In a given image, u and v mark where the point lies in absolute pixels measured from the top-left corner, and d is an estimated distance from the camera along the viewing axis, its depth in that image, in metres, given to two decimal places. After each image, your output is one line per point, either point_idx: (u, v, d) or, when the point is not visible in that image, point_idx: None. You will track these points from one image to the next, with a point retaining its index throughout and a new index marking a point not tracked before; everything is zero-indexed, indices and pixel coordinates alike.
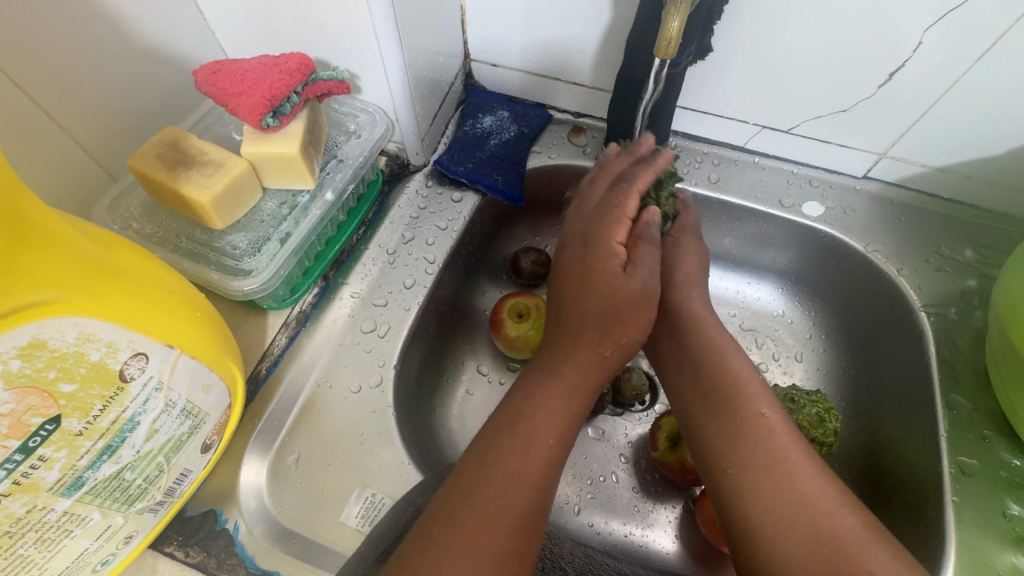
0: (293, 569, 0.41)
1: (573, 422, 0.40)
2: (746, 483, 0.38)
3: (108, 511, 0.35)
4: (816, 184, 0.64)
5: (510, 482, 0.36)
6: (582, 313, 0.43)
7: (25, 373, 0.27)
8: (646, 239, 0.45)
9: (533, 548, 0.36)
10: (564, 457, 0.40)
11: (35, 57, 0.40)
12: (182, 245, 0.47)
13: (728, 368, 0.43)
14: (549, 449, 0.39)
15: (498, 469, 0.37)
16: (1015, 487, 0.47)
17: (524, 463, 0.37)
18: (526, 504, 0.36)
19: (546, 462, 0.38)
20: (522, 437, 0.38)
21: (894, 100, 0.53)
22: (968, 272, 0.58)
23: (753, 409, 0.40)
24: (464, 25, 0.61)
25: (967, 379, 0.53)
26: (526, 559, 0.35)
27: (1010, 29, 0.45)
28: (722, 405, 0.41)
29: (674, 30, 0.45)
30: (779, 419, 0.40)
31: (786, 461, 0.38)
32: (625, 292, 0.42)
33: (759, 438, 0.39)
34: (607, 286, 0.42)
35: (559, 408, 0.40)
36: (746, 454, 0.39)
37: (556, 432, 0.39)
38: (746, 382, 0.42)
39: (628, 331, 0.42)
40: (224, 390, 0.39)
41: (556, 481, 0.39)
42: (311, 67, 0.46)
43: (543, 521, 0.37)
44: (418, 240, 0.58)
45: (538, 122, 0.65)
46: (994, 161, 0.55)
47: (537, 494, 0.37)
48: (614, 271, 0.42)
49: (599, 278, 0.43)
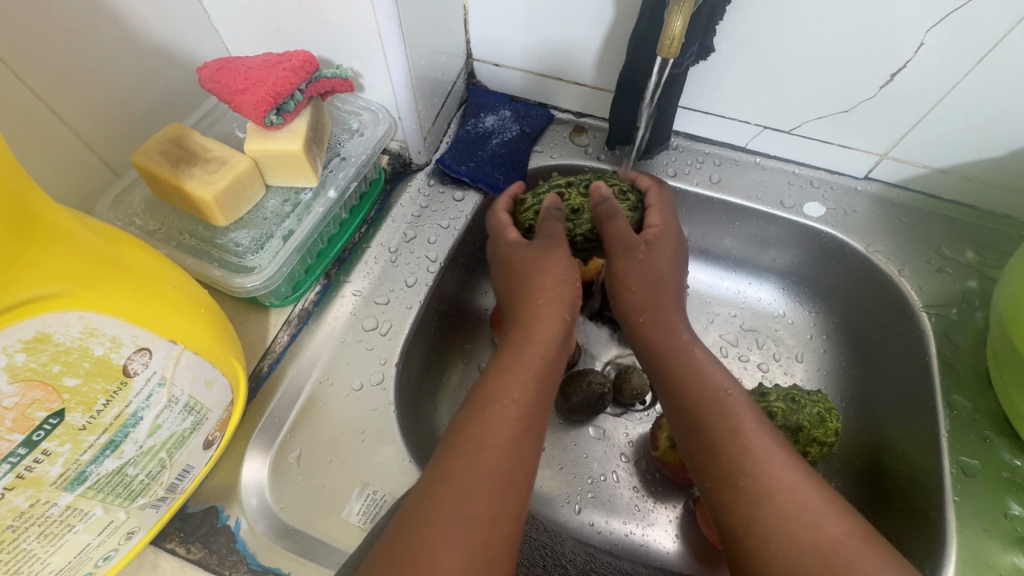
0: (294, 566, 0.41)
1: (533, 381, 0.41)
2: (735, 496, 0.38)
3: (110, 507, 0.35)
4: (818, 184, 0.64)
5: (472, 447, 0.37)
6: (517, 288, 0.47)
7: (29, 366, 0.27)
8: (551, 220, 0.49)
9: (505, 513, 0.35)
10: (530, 419, 0.39)
11: (36, 51, 0.40)
12: (185, 241, 0.47)
13: (710, 381, 0.43)
14: (506, 408, 0.39)
15: (463, 440, 0.37)
16: (1016, 487, 0.47)
17: (484, 427, 0.38)
18: (491, 465, 0.36)
19: (507, 422, 0.38)
20: (480, 405, 0.39)
21: (896, 102, 0.53)
22: (970, 273, 0.59)
23: (735, 420, 0.41)
24: (466, 25, 0.61)
25: (969, 379, 0.53)
26: (497, 522, 0.35)
27: (1012, 31, 0.45)
28: (699, 414, 0.42)
29: (677, 29, 0.45)
30: (761, 432, 0.40)
31: (769, 468, 0.38)
32: (533, 253, 0.47)
33: (738, 443, 0.40)
34: (520, 259, 0.48)
35: (519, 369, 0.41)
36: (728, 465, 0.39)
37: (515, 391, 0.40)
38: (729, 396, 0.42)
39: (550, 277, 0.46)
40: (226, 387, 0.39)
41: (526, 444, 0.38)
42: (314, 64, 0.46)
43: (516, 487, 0.36)
44: (419, 238, 0.59)
45: (540, 122, 0.66)
46: (996, 162, 0.55)
47: (502, 455, 0.37)
48: (517, 248, 0.49)
49: (514, 260, 0.48)
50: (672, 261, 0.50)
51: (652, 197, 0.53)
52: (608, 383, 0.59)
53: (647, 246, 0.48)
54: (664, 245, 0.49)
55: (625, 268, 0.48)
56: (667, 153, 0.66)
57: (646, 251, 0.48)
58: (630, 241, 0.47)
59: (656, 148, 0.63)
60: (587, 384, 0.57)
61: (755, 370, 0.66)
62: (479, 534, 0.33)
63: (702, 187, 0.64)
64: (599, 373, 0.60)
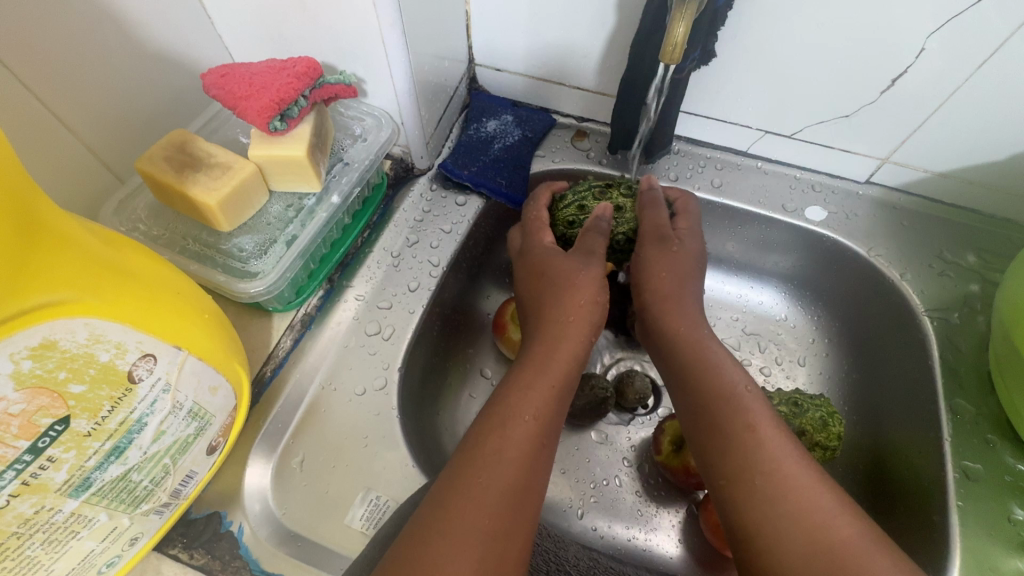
0: (297, 572, 0.41)
1: (552, 398, 0.41)
2: (747, 492, 0.38)
3: (114, 513, 0.34)
4: (819, 188, 0.64)
5: (490, 459, 0.37)
6: (542, 298, 0.47)
7: (35, 373, 0.27)
8: (595, 232, 0.49)
9: (518, 527, 0.35)
10: (547, 437, 0.40)
11: (40, 56, 0.40)
12: (189, 247, 0.47)
13: (726, 379, 0.43)
14: (527, 425, 0.39)
15: (480, 449, 0.37)
16: (1019, 491, 0.47)
17: (504, 440, 0.38)
18: (506, 479, 0.36)
19: (526, 438, 0.38)
20: (500, 415, 0.39)
21: (897, 106, 0.54)
22: (971, 277, 0.59)
23: (751, 418, 0.41)
24: (469, 30, 0.61)
25: (971, 383, 0.53)
26: (511, 540, 0.35)
27: (1012, 37, 0.45)
28: (715, 412, 0.42)
29: (680, 35, 0.45)
30: (776, 433, 0.40)
31: (783, 466, 0.38)
32: (568, 267, 0.47)
33: (753, 441, 0.40)
34: (551, 266, 0.47)
35: (541, 384, 0.41)
36: (742, 464, 0.39)
37: (535, 408, 0.40)
38: (743, 394, 0.42)
39: (582, 294, 0.46)
40: (230, 392, 0.39)
41: (541, 461, 0.39)
42: (318, 70, 0.46)
43: (528, 504, 0.37)
44: (422, 243, 0.59)
45: (542, 126, 0.66)
46: (996, 166, 0.56)
47: (519, 469, 0.37)
48: (550, 255, 0.48)
49: (545, 264, 0.48)
50: (696, 262, 0.50)
51: (680, 207, 0.53)
52: (611, 387, 0.59)
53: (680, 239, 0.50)
54: (693, 243, 0.51)
55: (656, 254, 0.49)
56: (669, 157, 0.66)
57: (678, 245, 0.49)
58: (664, 233, 0.49)
59: (658, 152, 0.63)
60: (590, 388, 0.57)
61: (757, 374, 0.66)
62: (493, 550, 0.34)
63: (704, 191, 0.64)
64: (601, 378, 0.60)
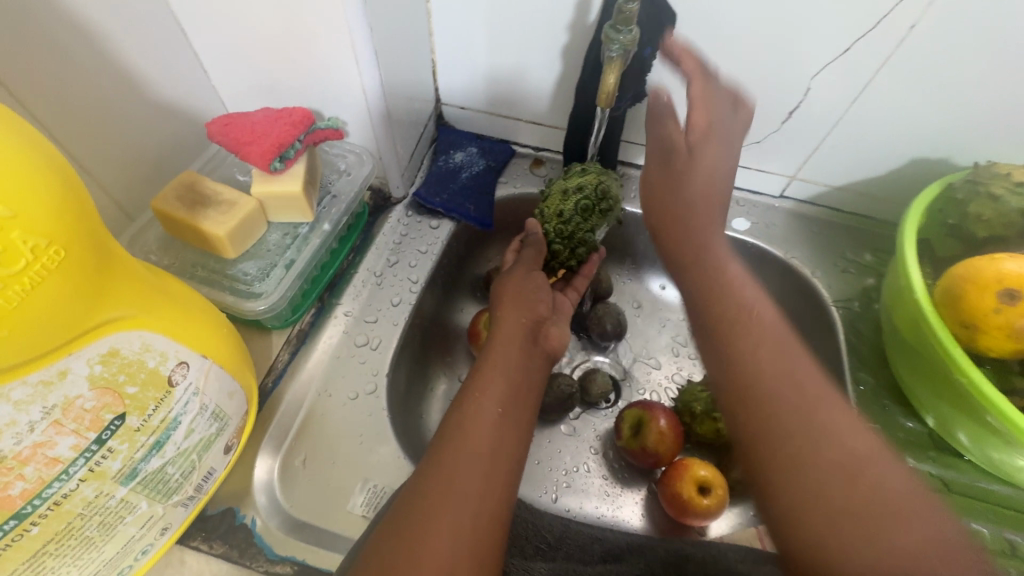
0: (309, 553, 0.47)
1: (501, 379, 0.50)
2: (760, 403, 0.40)
3: (152, 502, 0.40)
4: (742, 204, 0.75)
5: (461, 440, 0.45)
6: (495, 304, 0.57)
7: (103, 376, 0.33)
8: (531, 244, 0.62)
9: (495, 486, 0.44)
10: (505, 410, 0.48)
11: (63, 110, 0.47)
12: (197, 273, 0.53)
13: (740, 300, 0.44)
14: (483, 403, 0.48)
15: (457, 435, 0.45)
16: (910, 444, 0.58)
17: (471, 420, 0.46)
18: (474, 448, 0.45)
19: (486, 413, 0.47)
20: (470, 404, 0.48)
21: (797, 132, 0.65)
22: (868, 272, 0.70)
23: (762, 333, 0.42)
24: (435, 75, 0.70)
25: (870, 359, 0.64)
26: (487, 496, 0.43)
27: (875, 76, 0.58)
28: (727, 328, 0.43)
29: (611, 84, 0.55)
30: (786, 348, 0.41)
31: (794, 379, 0.40)
32: (502, 279, 0.59)
33: (762, 358, 0.41)
34: (502, 284, 0.59)
35: (495, 369, 0.50)
36: (759, 374, 0.40)
37: (487, 388, 0.49)
38: (763, 314, 0.43)
39: (508, 296, 0.57)
40: (243, 397, 0.45)
41: (504, 431, 0.47)
42: (311, 118, 0.54)
43: (501, 466, 0.45)
44: (402, 263, 0.66)
45: (503, 156, 0.75)
46: (880, 179, 0.68)
47: (482, 440, 0.45)
48: (501, 279, 0.60)
49: (500, 284, 0.59)
50: (714, 168, 0.49)
51: (697, 92, 0.49)
52: (575, 384, 0.67)
53: (689, 151, 0.49)
54: (713, 147, 0.49)
55: (663, 175, 0.51)
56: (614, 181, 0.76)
57: (689, 155, 0.49)
58: (669, 146, 0.50)
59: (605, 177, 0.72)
60: (556, 385, 0.65)
61: None
62: (469, 505, 0.42)
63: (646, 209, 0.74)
64: (566, 375, 0.68)
